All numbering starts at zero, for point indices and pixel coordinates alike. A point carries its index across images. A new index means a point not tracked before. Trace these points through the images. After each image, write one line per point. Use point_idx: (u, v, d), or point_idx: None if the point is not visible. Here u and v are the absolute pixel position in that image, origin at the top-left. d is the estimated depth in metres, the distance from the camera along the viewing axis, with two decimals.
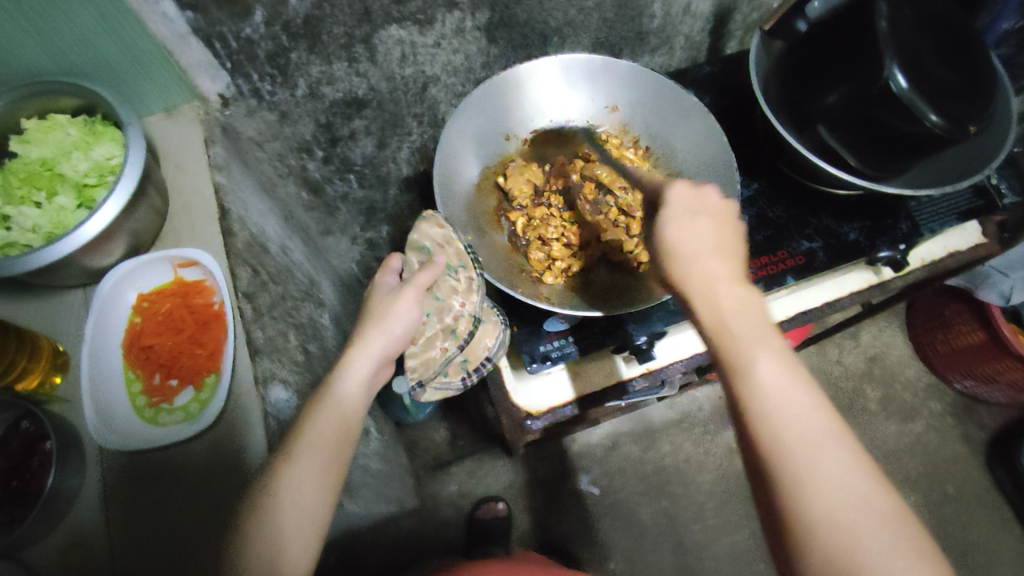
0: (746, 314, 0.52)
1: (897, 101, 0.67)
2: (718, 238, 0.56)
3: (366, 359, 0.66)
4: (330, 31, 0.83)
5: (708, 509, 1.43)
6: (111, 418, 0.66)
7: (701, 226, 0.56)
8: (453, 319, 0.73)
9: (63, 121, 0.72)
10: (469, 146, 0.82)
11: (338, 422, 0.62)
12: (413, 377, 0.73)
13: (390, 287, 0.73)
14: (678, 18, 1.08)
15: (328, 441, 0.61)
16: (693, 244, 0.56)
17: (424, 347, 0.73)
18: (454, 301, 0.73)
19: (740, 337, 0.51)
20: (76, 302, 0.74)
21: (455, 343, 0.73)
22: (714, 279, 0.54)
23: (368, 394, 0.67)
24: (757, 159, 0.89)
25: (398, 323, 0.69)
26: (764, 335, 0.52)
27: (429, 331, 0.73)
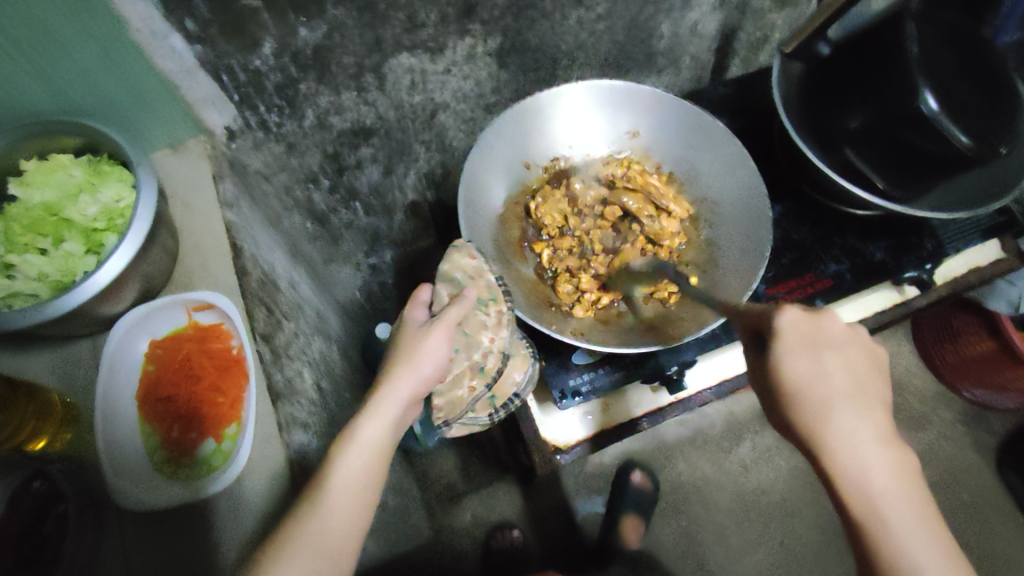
0: (897, 496, 0.53)
1: (926, 122, 0.67)
2: (857, 392, 0.55)
3: (394, 401, 0.60)
4: (340, 61, 0.80)
5: (729, 529, 1.41)
6: (128, 475, 0.62)
7: (827, 366, 0.54)
8: (482, 356, 0.68)
9: (67, 162, 0.69)
10: (492, 176, 0.82)
11: (356, 476, 0.58)
12: (438, 417, 0.70)
13: (419, 323, 0.67)
14: (685, 39, 1.08)
15: (345, 496, 0.56)
16: (834, 403, 0.54)
17: (451, 386, 0.68)
18: (484, 336, 0.69)
19: (893, 527, 0.52)
20: (84, 352, 0.70)
21: (484, 381, 0.69)
22: (848, 434, 0.54)
23: (394, 439, 0.61)
24: (781, 178, 0.91)
25: (429, 362, 0.63)
26: (910, 508, 0.53)
27: (457, 369, 0.68)
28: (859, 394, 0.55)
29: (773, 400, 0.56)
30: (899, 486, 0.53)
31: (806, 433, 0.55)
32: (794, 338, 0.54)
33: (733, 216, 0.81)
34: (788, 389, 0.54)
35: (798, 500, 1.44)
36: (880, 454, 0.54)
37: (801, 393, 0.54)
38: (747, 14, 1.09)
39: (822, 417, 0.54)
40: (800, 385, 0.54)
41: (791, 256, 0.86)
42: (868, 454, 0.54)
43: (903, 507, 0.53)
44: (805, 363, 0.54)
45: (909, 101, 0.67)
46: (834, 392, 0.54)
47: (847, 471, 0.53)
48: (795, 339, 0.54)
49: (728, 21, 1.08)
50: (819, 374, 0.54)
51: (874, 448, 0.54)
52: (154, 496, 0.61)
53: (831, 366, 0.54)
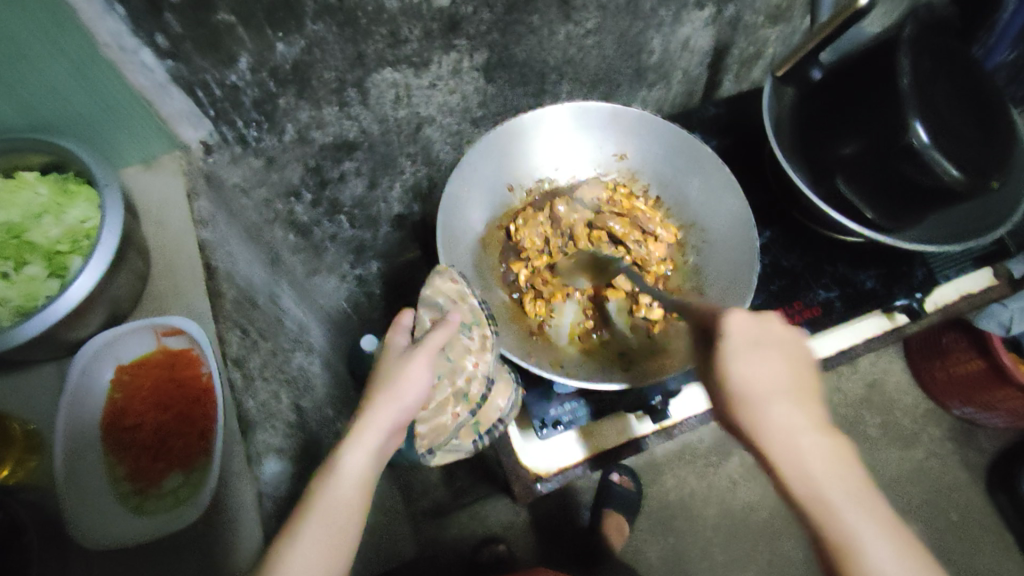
0: (844, 485, 0.51)
1: (919, 157, 0.66)
2: (788, 382, 0.54)
3: (374, 431, 0.57)
4: (320, 76, 0.78)
5: (714, 545, 1.41)
6: (92, 505, 0.60)
7: (762, 360, 0.54)
8: (465, 381, 0.66)
9: (32, 180, 0.66)
10: (476, 198, 0.82)
11: (338, 517, 0.54)
12: (422, 445, 0.65)
13: (401, 348, 0.64)
14: (676, 54, 1.06)
15: (334, 525, 0.54)
16: (758, 387, 0.54)
17: (434, 413, 0.65)
18: (467, 362, 0.67)
19: (842, 515, 0.50)
20: (50, 375, 0.68)
21: (467, 408, 0.66)
22: (792, 433, 0.53)
23: (376, 472, 0.58)
24: (771, 205, 0.92)
25: (412, 391, 0.60)
26: (862, 500, 0.50)
27: (440, 396, 0.65)
28: (799, 394, 0.54)
29: (717, 398, 0.56)
30: (853, 491, 0.51)
31: (747, 433, 0.54)
32: (737, 337, 0.55)
33: (721, 243, 0.81)
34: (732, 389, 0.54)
35: (786, 516, 1.43)
36: (824, 453, 0.52)
37: (741, 394, 0.54)
38: (739, 29, 1.08)
39: (759, 412, 0.53)
40: (740, 383, 0.54)
41: (781, 283, 0.87)
42: (817, 454, 0.52)
43: (852, 507, 0.50)
44: (751, 361, 0.54)
45: (900, 136, 0.66)
46: (773, 388, 0.54)
47: (790, 467, 0.52)
48: (737, 341, 0.55)
49: (720, 35, 1.07)
50: (754, 365, 0.54)
51: (818, 446, 0.52)
52: (117, 535, 0.59)
53: (767, 365, 0.55)
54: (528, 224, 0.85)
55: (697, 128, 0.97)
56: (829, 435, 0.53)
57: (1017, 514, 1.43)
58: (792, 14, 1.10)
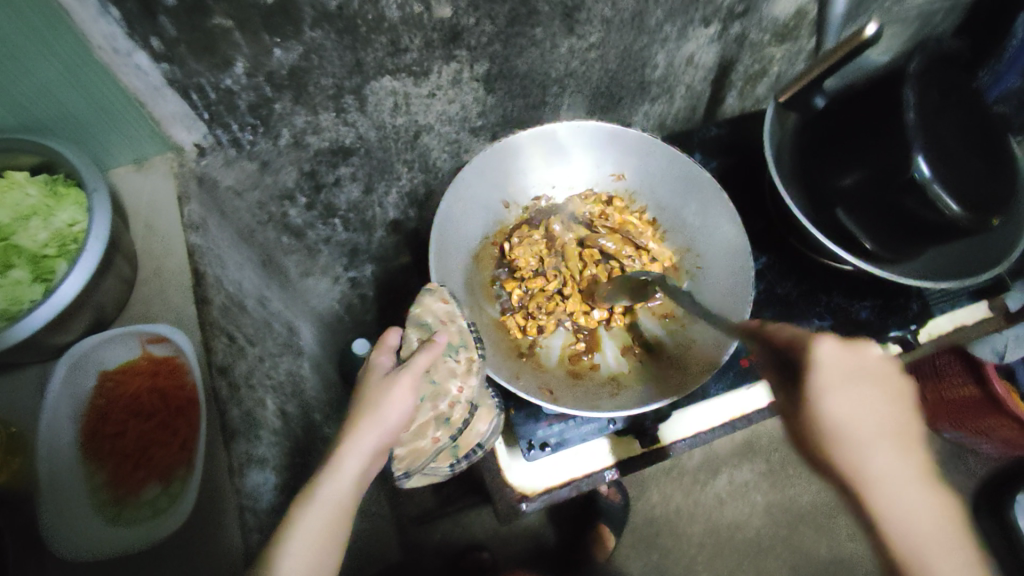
0: (928, 527, 0.53)
1: (921, 190, 0.65)
2: (894, 421, 0.55)
3: (354, 457, 0.57)
4: (317, 82, 0.76)
5: (700, 562, 1.41)
6: (68, 514, 0.59)
7: (868, 402, 0.54)
8: (448, 406, 0.65)
9: (22, 180, 0.65)
10: (470, 216, 0.82)
11: (325, 524, 0.56)
12: (398, 468, 0.65)
13: (385, 369, 0.64)
14: (680, 69, 1.05)
15: (316, 540, 0.55)
16: (875, 430, 0.54)
17: (413, 437, 0.65)
18: (451, 386, 0.66)
19: (926, 558, 0.52)
20: (31, 380, 0.67)
21: (448, 432, 0.66)
22: (886, 472, 0.54)
23: (357, 495, 0.59)
24: (770, 230, 0.91)
25: (393, 416, 0.59)
26: (942, 543, 0.52)
27: (421, 419, 0.65)
28: (901, 431, 0.55)
29: (803, 434, 0.56)
30: (936, 532, 0.53)
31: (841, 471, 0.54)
32: (828, 374, 0.54)
33: (718, 272, 0.81)
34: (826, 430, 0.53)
35: (772, 535, 1.43)
36: (917, 487, 0.54)
37: (839, 433, 0.54)
38: (744, 47, 1.07)
39: (852, 452, 0.53)
40: (836, 424, 0.54)
41: (773, 311, 0.87)
42: (910, 492, 0.53)
43: (943, 549, 0.52)
44: (841, 401, 0.54)
45: (903, 169, 0.65)
46: (877, 431, 0.54)
47: (888, 504, 0.53)
48: (834, 375, 0.54)
49: (725, 52, 1.06)
50: (856, 408, 0.53)
51: (912, 484, 0.54)
52: (98, 543, 0.59)
53: (875, 404, 0.54)
54: (520, 243, 0.84)
55: (697, 148, 0.96)
56: (927, 476, 0.54)
57: (1003, 542, 1.43)
58: (799, 33, 1.09)
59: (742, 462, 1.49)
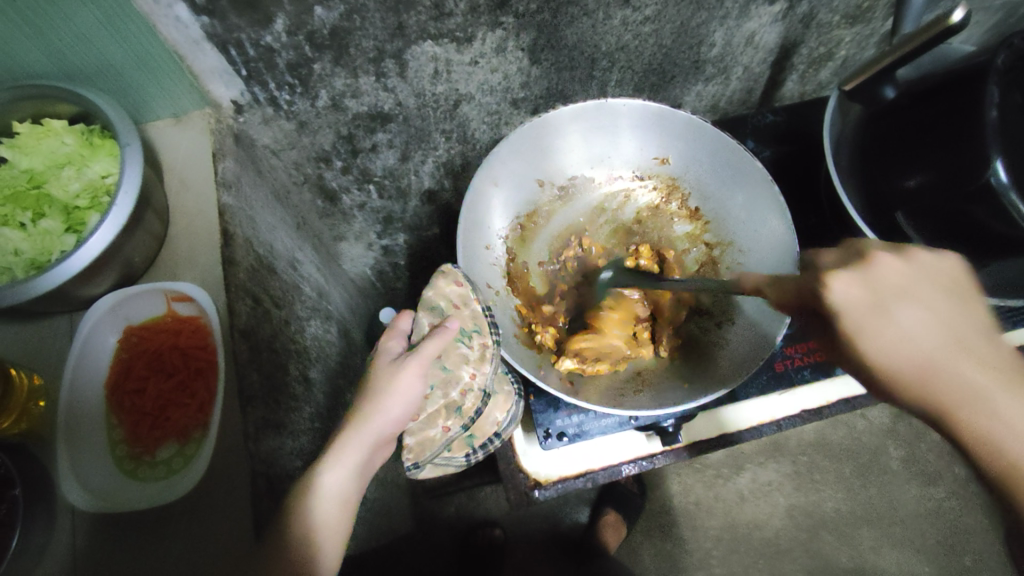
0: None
1: (994, 200, 0.59)
2: (931, 328, 0.56)
3: (357, 447, 0.59)
4: (358, 44, 0.73)
5: (714, 559, 1.38)
6: (88, 468, 0.61)
7: (905, 320, 0.56)
8: (459, 394, 0.67)
9: (59, 127, 0.65)
10: (502, 195, 0.80)
11: (336, 500, 0.58)
12: (409, 458, 0.66)
13: (394, 355, 0.65)
14: (738, 48, 0.99)
15: (326, 528, 0.58)
16: (904, 344, 0.56)
17: (423, 426, 0.66)
18: (463, 373, 0.67)
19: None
20: (62, 329, 0.68)
21: (458, 421, 0.67)
22: (965, 376, 0.55)
23: (359, 481, 0.61)
24: (820, 227, 0.85)
25: (399, 404, 0.61)
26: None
27: (431, 407, 0.66)
28: (963, 342, 0.56)
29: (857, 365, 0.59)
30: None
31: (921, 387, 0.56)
32: (856, 307, 0.57)
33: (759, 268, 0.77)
34: (875, 349, 0.56)
35: (791, 538, 1.40)
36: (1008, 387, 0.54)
37: (890, 357, 0.56)
38: (811, 28, 1.00)
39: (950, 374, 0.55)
40: (888, 350, 0.56)
41: None
42: (1002, 399, 0.53)
43: None
44: (887, 330, 0.56)
45: (976, 175, 0.59)
46: (912, 348, 0.56)
47: (966, 395, 0.54)
48: (864, 302, 0.57)
49: (789, 33, 0.99)
50: (899, 329, 0.56)
51: (995, 386, 0.54)
52: (115, 500, 0.60)
53: (923, 326, 0.56)
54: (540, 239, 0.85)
55: (750, 135, 0.91)
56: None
57: None
58: (873, 16, 1.01)
59: (767, 462, 1.46)
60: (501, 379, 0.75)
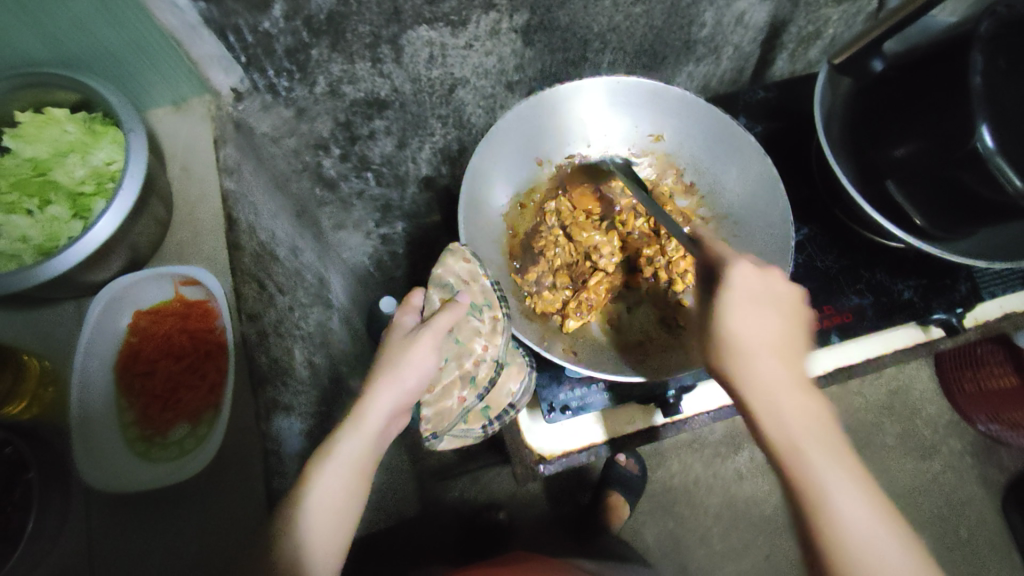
0: (820, 434, 0.57)
1: (981, 164, 0.60)
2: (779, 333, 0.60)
3: (374, 417, 0.62)
4: (355, 29, 0.74)
5: (713, 533, 1.41)
6: (101, 449, 0.61)
7: (762, 318, 0.60)
8: (473, 364, 0.69)
9: (60, 116, 0.65)
10: (501, 174, 0.82)
11: (346, 472, 0.61)
12: (427, 429, 0.69)
13: (407, 329, 0.67)
14: (729, 28, 1.00)
15: (327, 510, 0.59)
16: (754, 336, 0.59)
17: (439, 397, 0.68)
18: (476, 344, 0.69)
19: (809, 459, 0.55)
20: (69, 315, 0.70)
21: (474, 391, 0.69)
22: (767, 374, 0.59)
23: (377, 450, 0.63)
24: (813, 200, 0.87)
25: (413, 373, 0.64)
26: (834, 452, 0.56)
27: (446, 379, 0.68)
28: (792, 344, 0.60)
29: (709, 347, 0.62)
30: (824, 436, 0.57)
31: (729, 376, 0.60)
32: (740, 288, 0.60)
33: (753, 241, 0.79)
34: (724, 333, 0.60)
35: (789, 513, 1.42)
36: (794, 386, 0.59)
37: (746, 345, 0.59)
38: (800, 7, 1.01)
39: (758, 362, 0.59)
40: (744, 339, 0.59)
41: (813, 284, 0.83)
42: (785, 393, 0.58)
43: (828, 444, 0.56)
44: (744, 317, 0.60)
45: (964, 140, 0.61)
46: (763, 342, 0.59)
47: (757, 379, 0.58)
48: (744, 289, 0.60)
49: (779, 12, 1.00)
50: (752, 320, 0.59)
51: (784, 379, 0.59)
52: (134, 477, 0.61)
53: (769, 325, 0.60)
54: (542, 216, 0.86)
55: (742, 112, 0.92)
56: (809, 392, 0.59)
57: None
58: None
59: None
60: (511, 353, 0.75)
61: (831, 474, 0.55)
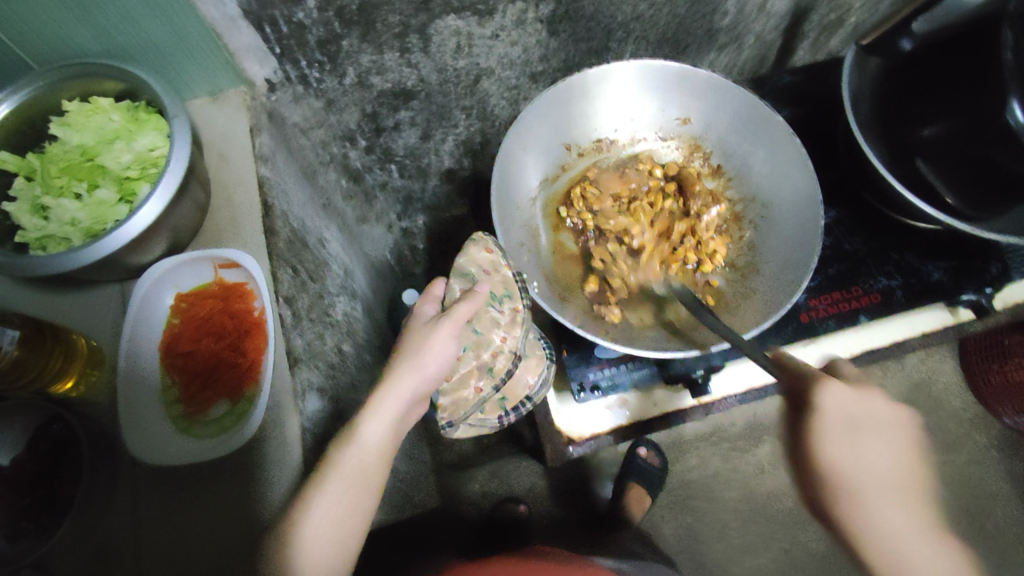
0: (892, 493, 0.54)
1: (1014, 138, 0.61)
2: (848, 413, 0.55)
3: (393, 400, 0.62)
4: (384, 19, 0.76)
5: (732, 528, 1.41)
6: (148, 427, 0.64)
7: (861, 411, 0.55)
8: (491, 356, 0.70)
9: (106, 106, 0.68)
10: (530, 158, 0.84)
11: (365, 457, 0.61)
12: (444, 417, 0.70)
13: (427, 317, 0.69)
14: (751, 16, 1.01)
15: (338, 499, 0.58)
16: (841, 415, 0.55)
17: (457, 386, 0.70)
18: (494, 336, 0.71)
19: (861, 498, 0.54)
20: (115, 297, 0.72)
21: (490, 382, 0.70)
22: (850, 444, 0.55)
23: (395, 435, 0.64)
24: (842, 182, 0.88)
25: (435, 359, 0.64)
26: (896, 501, 0.54)
27: (464, 368, 0.69)
28: (888, 426, 0.56)
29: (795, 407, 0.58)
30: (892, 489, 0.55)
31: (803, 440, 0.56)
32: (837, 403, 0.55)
33: (784, 220, 0.79)
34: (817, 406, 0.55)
35: None
36: (885, 456, 0.56)
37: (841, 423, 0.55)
38: None
39: (846, 440, 0.55)
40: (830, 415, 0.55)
41: (839, 267, 0.83)
42: (862, 454, 0.55)
43: (888, 497, 0.54)
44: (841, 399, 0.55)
45: (996, 116, 0.61)
46: (855, 419, 0.55)
47: (844, 449, 0.55)
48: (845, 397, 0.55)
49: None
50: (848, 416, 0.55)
51: (869, 444, 0.55)
52: (167, 454, 0.63)
53: (851, 409, 0.55)
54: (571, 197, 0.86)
55: (767, 96, 0.93)
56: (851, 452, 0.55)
57: None
58: None
59: None
60: (532, 345, 0.78)
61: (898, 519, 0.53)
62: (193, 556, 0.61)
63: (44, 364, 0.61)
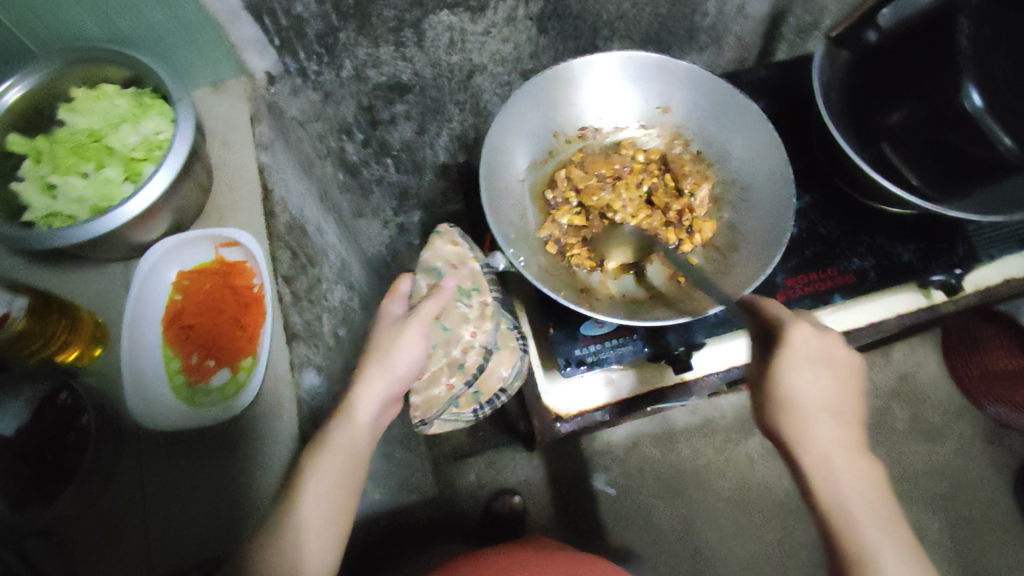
0: (843, 446, 0.61)
1: (971, 121, 0.68)
2: (823, 374, 0.61)
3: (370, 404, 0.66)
4: (380, 13, 0.79)
5: (724, 517, 1.43)
6: (150, 395, 0.66)
7: (820, 376, 0.61)
8: (460, 351, 0.79)
9: (112, 91, 0.71)
10: (518, 144, 0.87)
11: (342, 456, 0.63)
12: (417, 412, 0.80)
13: (394, 317, 0.73)
14: (730, 17, 1.05)
15: (320, 495, 0.61)
16: (813, 391, 0.61)
17: (428, 384, 0.79)
18: (464, 331, 0.79)
19: (818, 450, 0.60)
20: (118, 276, 0.75)
21: (461, 377, 0.79)
22: (811, 394, 0.61)
23: (370, 435, 0.67)
24: (814, 169, 0.92)
25: (405, 359, 0.69)
26: (847, 450, 0.61)
27: (434, 365, 0.78)
28: (841, 378, 0.63)
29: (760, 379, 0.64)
30: (848, 440, 0.61)
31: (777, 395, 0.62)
32: (793, 352, 0.61)
33: (761, 202, 0.83)
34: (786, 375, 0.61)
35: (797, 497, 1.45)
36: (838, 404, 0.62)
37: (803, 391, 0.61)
38: None
39: (800, 391, 0.61)
40: (798, 385, 0.61)
41: (815, 249, 0.87)
42: (825, 410, 0.61)
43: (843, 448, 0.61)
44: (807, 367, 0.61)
45: (953, 101, 0.69)
46: (819, 382, 0.61)
47: (814, 396, 0.61)
48: (809, 349, 0.61)
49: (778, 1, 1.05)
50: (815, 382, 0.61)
51: (826, 402, 0.61)
52: (163, 423, 0.65)
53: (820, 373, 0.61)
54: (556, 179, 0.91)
55: (745, 90, 0.97)
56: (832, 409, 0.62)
57: None
58: None
59: None
60: (506, 337, 0.83)
61: (843, 475, 0.60)
62: (199, 518, 0.64)
63: (51, 334, 0.63)
